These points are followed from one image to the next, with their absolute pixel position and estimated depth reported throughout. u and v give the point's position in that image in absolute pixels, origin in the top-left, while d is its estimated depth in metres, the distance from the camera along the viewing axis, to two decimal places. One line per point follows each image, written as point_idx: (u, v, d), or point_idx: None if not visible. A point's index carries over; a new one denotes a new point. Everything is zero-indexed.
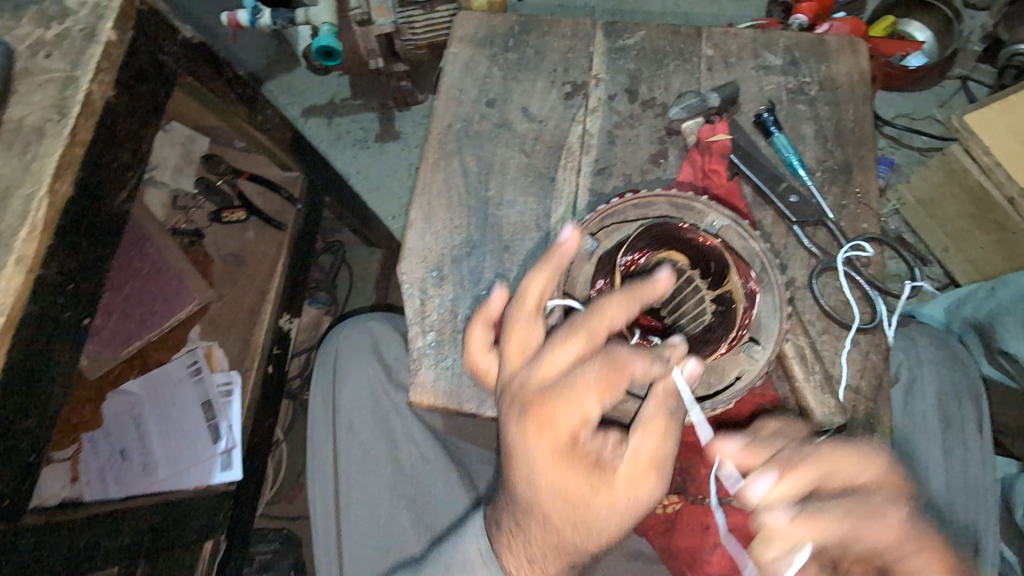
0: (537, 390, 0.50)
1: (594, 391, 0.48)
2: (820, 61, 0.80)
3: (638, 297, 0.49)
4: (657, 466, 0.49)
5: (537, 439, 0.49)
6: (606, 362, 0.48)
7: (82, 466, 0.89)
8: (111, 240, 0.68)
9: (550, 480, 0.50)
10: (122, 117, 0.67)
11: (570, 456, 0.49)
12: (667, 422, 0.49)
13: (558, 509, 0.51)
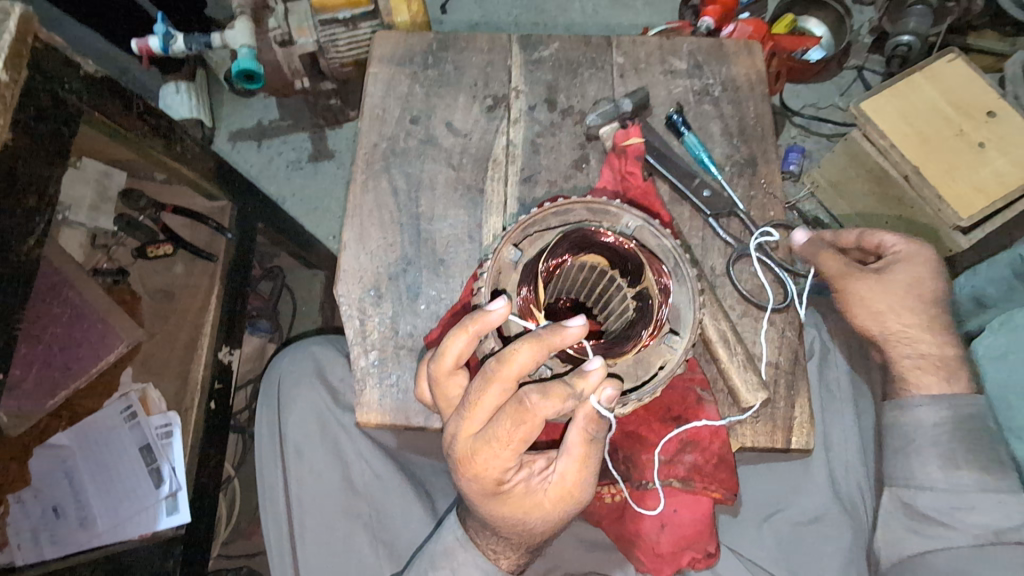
0: (466, 437, 0.54)
1: (514, 438, 0.52)
2: (721, 64, 0.86)
3: (545, 343, 0.50)
4: (581, 482, 0.56)
5: (472, 478, 0.55)
6: (521, 411, 0.51)
7: (11, 528, 0.84)
8: (20, 288, 0.65)
9: (491, 504, 0.57)
10: (23, 160, 0.64)
11: (503, 483, 0.55)
12: (586, 447, 0.55)
13: (503, 520, 0.58)
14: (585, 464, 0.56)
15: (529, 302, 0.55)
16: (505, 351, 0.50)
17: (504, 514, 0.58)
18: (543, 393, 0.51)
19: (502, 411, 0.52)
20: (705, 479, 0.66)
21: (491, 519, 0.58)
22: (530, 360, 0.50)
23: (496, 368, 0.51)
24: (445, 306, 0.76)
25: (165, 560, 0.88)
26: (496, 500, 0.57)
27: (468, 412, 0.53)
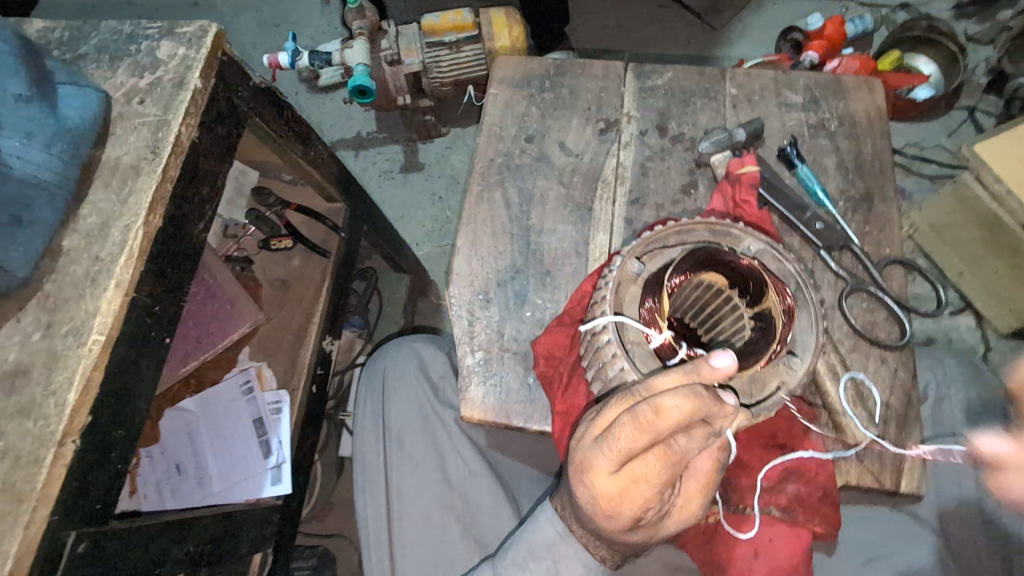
0: (609, 475, 0.54)
1: (661, 478, 0.52)
2: (838, 98, 0.86)
3: (706, 406, 0.48)
4: (700, 507, 0.58)
5: (613, 512, 0.56)
6: (669, 452, 0.51)
7: (140, 479, 0.95)
8: (189, 266, 0.75)
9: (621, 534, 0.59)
10: (203, 155, 0.75)
11: (643, 514, 0.55)
12: (711, 475, 0.57)
13: (628, 537, 0.59)
14: (706, 490, 0.57)
15: (654, 313, 0.58)
16: (663, 405, 0.49)
17: (630, 537, 0.59)
18: (691, 438, 0.51)
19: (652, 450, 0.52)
20: (807, 511, 0.66)
21: (614, 536, 0.59)
22: (687, 417, 0.49)
23: (654, 417, 0.49)
24: (550, 315, 0.80)
25: (266, 526, 0.95)
26: (630, 530, 0.58)
27: (614, 452, 0.52)
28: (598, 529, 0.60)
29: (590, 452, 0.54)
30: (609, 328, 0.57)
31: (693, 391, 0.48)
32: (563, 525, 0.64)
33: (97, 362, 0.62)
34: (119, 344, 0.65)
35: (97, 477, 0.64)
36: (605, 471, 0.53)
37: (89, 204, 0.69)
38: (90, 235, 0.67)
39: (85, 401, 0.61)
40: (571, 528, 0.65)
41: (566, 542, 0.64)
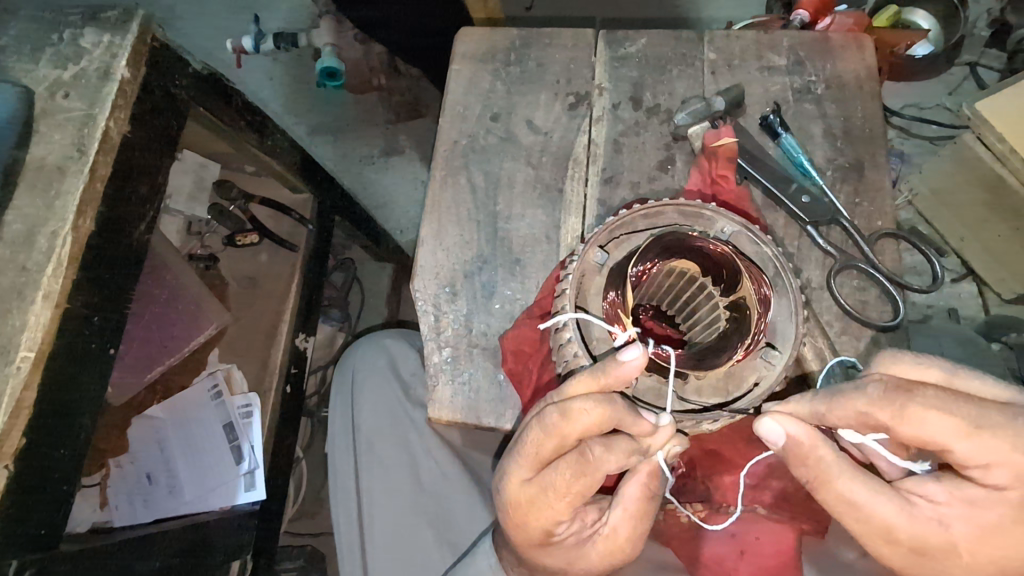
0: (520, 482, 0.53)
1: (569, 491, 0.51)
2: (825, 60, 0.79)
3: (615, 413, 0.48)
4: (630, 539, 0.55)
5: (522, 522, 0.55)
6: (582, 462, 0.50)
7: (110, 491, 0.92)
8: (132, 271, 0.70)
9: (538, 552, 0.58)
10: (138, 151, 0.68)
11: (553, 529, 0.55)
12: (644, 505, 0.54)
13: (547, 558, 0.58)
14: (637, 523, 0.54)
15: (616, 307, 0.54)
16: (572, 406, 0.49)
17: (545, 558, 0.58)
18: (609, 447, 0.50)
19: (563, 460, 0.51)
20: (792, 509, 0.64)
21: (530, 553, 0.58)
22: (594, 423, 0.48)
23: (563, 422, 0.49)
24: (519, 307, 0.75)
25: (243, 533, 0.93)
26: (542, 546, 0.57)
27: (526, 458, 0.52)
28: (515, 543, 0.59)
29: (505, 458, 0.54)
30: (569, 327, 0.54)
31: (608, 400, 0.48)
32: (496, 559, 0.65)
33: (27, 382, 0.58)
34: (53, 360, 0.60)
35: (36, 502, 0.60)
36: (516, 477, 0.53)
37: (13, 209, 0.64)
38: (15, 244, 0.62)
39: (14, 424, 0.57)
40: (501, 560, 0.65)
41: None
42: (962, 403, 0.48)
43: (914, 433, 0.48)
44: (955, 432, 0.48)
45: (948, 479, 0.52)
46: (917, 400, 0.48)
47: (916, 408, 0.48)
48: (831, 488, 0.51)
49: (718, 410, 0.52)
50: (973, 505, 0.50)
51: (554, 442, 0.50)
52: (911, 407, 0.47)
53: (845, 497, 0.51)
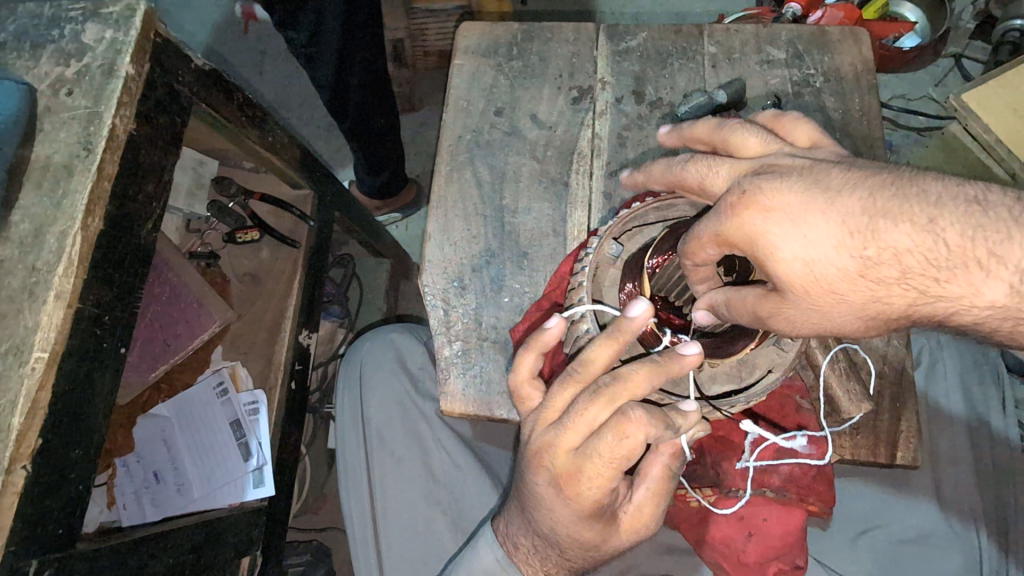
0: (566, 453, 0.52)
1: (616, 456, 0.51)
2: (823, 53, 0.81)
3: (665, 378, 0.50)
4: (654, 516, 0.57)
5: (569, 492, 0.53)
6: (625, 425, 0.50)
7: (117, 490, 0.93)
8: (140, 269, 0.69)
9: (578, 527, 0.56)
10: (145, 148, 0.68)
11: (595, 504, 0.54)
12: (664, 483, 0.56)
13: (583, 536, 0.57)
14: (660, 501, 0.57)
15: (633, 298, 0.56)
16: (626, 371, 0.50)
17: (584, 535, 0.57)
18: (649, 412, 0.50)
19: (608, 425, 0.50)
20: (801, 490, 0.64)
21: (566, 533, 0.57)
22: (648, 386, 0.50)
23: (613, 385, 0.49)
24: (528, 299, 0.76)
25: (251, 529, 0.93)
26: (583, 521, 0.56)
27: (577, 425, 0.50)
28: (548, 525, 0.58)
29: (545, 431, 0.52)
30: (557, 325, 0.54)
31: (652, 363, 0.50)
32: (502, 552, 0.64)
33: (43, 381, 0.58)
34: (67, 359, 0.60)
35: (53, 500, 0.60)
36: (565, 448, 0.51)
37: (20, 209, 0.63)
38: (24, 243, 0.62)
39: (31, 424, 0.57)
40: (512, 557, 0.64)
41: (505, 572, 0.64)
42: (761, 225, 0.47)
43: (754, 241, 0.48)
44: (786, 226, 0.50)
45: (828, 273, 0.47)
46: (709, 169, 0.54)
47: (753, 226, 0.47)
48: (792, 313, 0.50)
49: (733, 396, 0.55)
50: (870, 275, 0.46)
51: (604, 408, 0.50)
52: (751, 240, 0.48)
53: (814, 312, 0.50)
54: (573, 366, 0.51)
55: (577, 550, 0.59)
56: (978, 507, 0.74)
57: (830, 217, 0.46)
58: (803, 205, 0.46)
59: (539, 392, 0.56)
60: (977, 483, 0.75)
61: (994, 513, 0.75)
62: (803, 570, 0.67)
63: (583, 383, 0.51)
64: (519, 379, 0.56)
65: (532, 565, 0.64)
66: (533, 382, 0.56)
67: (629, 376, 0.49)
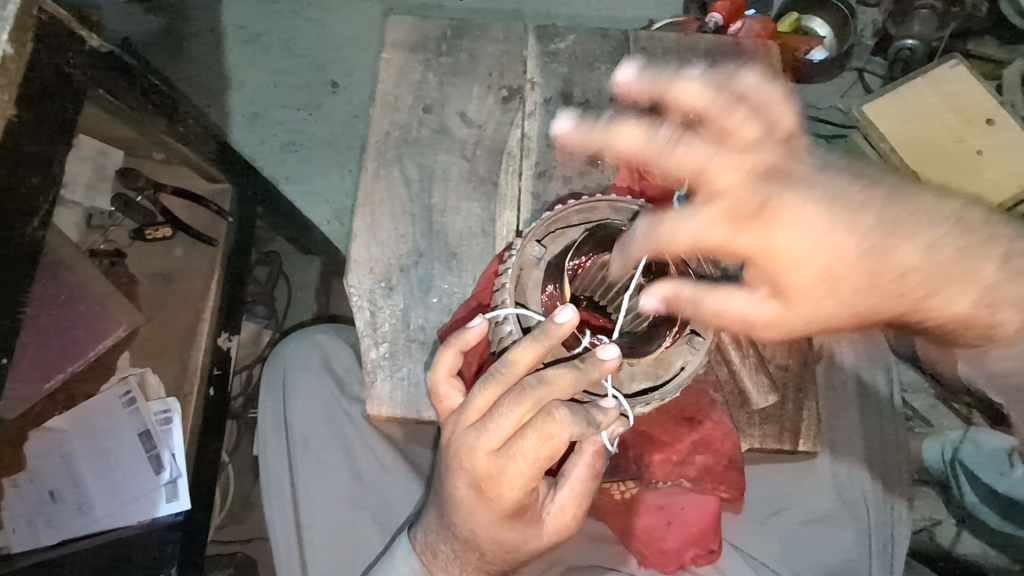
0: (488, 455, 0.53)
1: (539, 456, 0.52)
2: (738, 63, 0.86)
3: (589, 382, 0.52)
4: (575, 515, 0.60)
5: (491, 493, 0.54)
6: (550, 427, 0.51)
7: (5, 512, 0.82)
8: (21, 271, 0.63)
9: (500, 526, 0.57)
10: (28, 137, 0.61)
11: (517, 502, 0.55)
12: (588, 482, 0.58)
13: (505, 533, 0.58)
14: (581, 500, 0.59)
15: (554, 299, 0.58)
16: (550, 372, 0.51)
17: (505, 533, 0.58)
18: (574, 414, 0.51)
19: (530, 427, 0.51)
20: (714, 480, 0.67)
21: (488, 532, 0.58)
22: (570, 388, 0.51)
23: (538, 388, 0.50)
24: (456, 300, 0.75)
25: (165, 545, 0.90)
26: (505, 521, 0.57)
27: (500, 427, 0.51)
28: (470, 526, 0.59)
29: (467, 434, 0.53)
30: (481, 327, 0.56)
31: (575, 368, 0.52)
32: (419, 563, 0.64)
33: None
34: None
35: None
36: (487, 451, 0.52)
37: None
38: None
39: None
40: (429, 565, 0.64)
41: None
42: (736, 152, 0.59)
43: (762, 243, 0.58)
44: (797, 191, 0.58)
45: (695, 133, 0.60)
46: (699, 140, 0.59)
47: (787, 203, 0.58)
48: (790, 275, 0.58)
49: (649, 393, 0.57)
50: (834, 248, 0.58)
51: (525, 411, 0.51)
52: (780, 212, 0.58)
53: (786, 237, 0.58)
54: (496, 367, 0.51)
55: (499, 548, 0.60)
56: (869, 485, 0.81)
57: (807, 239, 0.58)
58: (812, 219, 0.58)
59: (457, 392, 0.57)
60: (868, 463, 0.82)
61: (883, 491, 0.82)
62: (717, 553, 0.71)
63: (507, 388, 0.52)
64: (438, 379, 0.57)
65: (451, 572, 0.64)
66: (451, 382, 0.57)
67: (552, 378, 0.51)
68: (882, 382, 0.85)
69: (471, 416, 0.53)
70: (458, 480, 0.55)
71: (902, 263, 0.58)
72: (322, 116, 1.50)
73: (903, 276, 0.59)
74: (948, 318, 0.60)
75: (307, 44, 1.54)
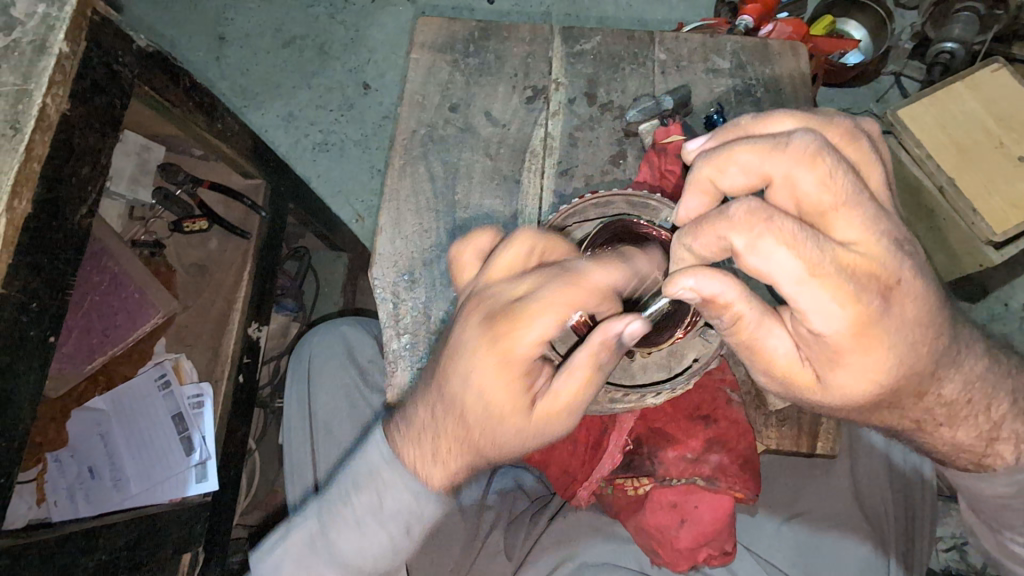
0: (502, 292, 0.58)
1: (556, 300, 0.55)
2: (765, 65, 0.85)
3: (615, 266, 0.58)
4: (573, 406, 0.56)
5: (492, 331, 0.56)
6: (578, 276, 0.56)
7: (49, 486, 0.89)
8: (71, 257, 0.67)
9: (480, 362, 0.56)
10: (80, 130, 0.66)
11: (514, 386, 0.57)
12: (593, 362, 0.54)
13: (500, 431, 0.58)
14: (583, 389, 0.55)
15: None
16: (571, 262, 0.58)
17: (485, 379, 0.56)
18: (600, 270, 0.57)
19: (558, 278, 0.56)
20: (730, 480, 0.66)
21: (481, 425, 0.58)
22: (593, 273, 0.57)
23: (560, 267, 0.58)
24: None
25: (194, 525, 0.93)
26: (495, 364, 0.56)
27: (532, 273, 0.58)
28: (459, 377, 0.58)
29: (491, 277, 0.59)
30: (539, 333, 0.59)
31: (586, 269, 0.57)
32: (389, 449, 0.64)
33: None
34: None
35: None
36: (494, 331, 0.55)
37: None
38: None
39: None
40: (401, 450, 0.64)
41: (390, 467, 0.63)
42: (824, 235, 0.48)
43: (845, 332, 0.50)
44: (911, 325, 0.52)
45: (818, 169, 0.48)
46: (813, 242, 0.48)
47: (877, 333, 0.51)
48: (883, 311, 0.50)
49: (661, 384, 0.58)
50: (805, 341, 0.53)
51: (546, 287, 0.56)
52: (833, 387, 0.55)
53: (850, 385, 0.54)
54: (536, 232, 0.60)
55: (492, 449, 0.60)
56: (889, 495, 0.80)
57: (844, 289, 0.49)
58: (876, 349, 0.52)
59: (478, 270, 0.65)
60: (891, 473, 0.80)
61: (902, 500, 0.81)
62: (731, 555, 0.71)
63: (531, 244, 0.59)
64: (466, 252, 0.65)
65: (427, 460, 0.62)
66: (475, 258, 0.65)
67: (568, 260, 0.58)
68: None
69: (498, 267, 0.59)
70: (463, 330, 0.58)
71: (930, 391, 0.58)
72: (353, 116, 1.54)
73: (927, 405, 0.59)
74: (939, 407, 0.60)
75: (340, 47, 1.58)
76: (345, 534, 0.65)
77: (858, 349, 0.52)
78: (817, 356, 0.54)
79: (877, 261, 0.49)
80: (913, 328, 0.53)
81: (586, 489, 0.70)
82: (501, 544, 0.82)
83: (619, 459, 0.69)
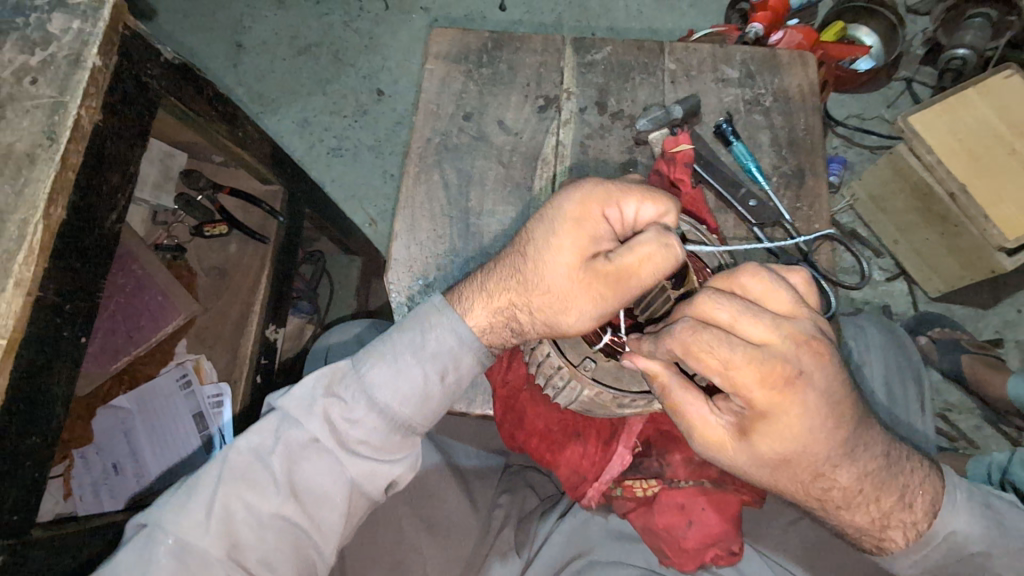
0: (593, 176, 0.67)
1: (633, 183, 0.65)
2: (773, 74, 0.87)
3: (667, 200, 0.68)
4: (637, 260, 0.57)
5: (582, 185, 0.63)
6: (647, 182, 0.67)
7: (74, 481, 0.94)
8: (101, 261, 0.70)
9: (564, 208, 0.62)
10: (111, 139, 0.69)
11: (585, 235, 0.61)
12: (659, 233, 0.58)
13: (555, 274, 0.61)
14: (651, 250, 0.57)
15: None
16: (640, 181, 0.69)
17: (561, 224, 0.61)
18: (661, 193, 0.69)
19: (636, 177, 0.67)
20: (736, 482, 0.70)
21: (538, 266, 0.62)
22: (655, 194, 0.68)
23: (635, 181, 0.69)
24: None
25: None
26: (576, 215, 0.61)
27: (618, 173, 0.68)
28: (538, 226, 0.63)
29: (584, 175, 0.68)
30: (501, 348, 0.68)
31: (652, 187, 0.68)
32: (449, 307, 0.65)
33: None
34: (25, 348, 0.61)
35: (7, 486, 0.61)
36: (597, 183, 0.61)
37: None
38: None
39: None
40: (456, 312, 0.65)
41: (445, 314, 0.65)
42: (751, 327, 0.57)
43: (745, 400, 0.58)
44: (819, 417, 0.58)
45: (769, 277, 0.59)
46: (749, 320, 0.57)
47: (788, 416, 0.57)
48: (799, 403, 0.57)
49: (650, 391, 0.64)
50: (739, 411, 0.59)
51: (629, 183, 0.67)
52: (740, 453, 0.60)
53: (761, 456, 0.59)
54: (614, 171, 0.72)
55: (545, 302, 0.62)
56: None
57: (755, 362, 0.55)
58: (799, 428, 0.58)
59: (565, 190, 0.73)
60: None
61: None
62: (738, 556, 0.71)
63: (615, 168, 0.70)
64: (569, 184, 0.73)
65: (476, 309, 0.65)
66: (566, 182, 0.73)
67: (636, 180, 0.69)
68: (914, 394, 0.84)
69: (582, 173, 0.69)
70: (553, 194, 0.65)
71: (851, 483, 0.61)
72: (367, 122, 1.57)
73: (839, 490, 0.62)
74: (859, 518, 0.63)
75: (355, 55, 1.62)
76: (379, 375, 0.64)
77: (767, 424, 0.58)
78: (729, 424, 0.59)
79: (782, 355, 0.56)
80: (839, 420, 0.58)
81: (595, 489, 0.72)
82: (512, 543, 0.82)
83: (627, 461, 0.72)
